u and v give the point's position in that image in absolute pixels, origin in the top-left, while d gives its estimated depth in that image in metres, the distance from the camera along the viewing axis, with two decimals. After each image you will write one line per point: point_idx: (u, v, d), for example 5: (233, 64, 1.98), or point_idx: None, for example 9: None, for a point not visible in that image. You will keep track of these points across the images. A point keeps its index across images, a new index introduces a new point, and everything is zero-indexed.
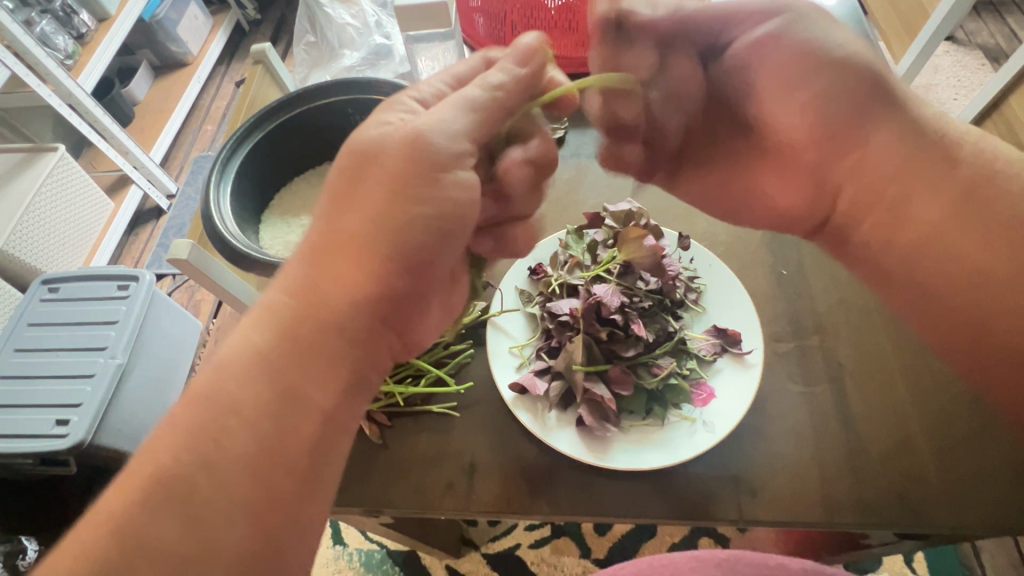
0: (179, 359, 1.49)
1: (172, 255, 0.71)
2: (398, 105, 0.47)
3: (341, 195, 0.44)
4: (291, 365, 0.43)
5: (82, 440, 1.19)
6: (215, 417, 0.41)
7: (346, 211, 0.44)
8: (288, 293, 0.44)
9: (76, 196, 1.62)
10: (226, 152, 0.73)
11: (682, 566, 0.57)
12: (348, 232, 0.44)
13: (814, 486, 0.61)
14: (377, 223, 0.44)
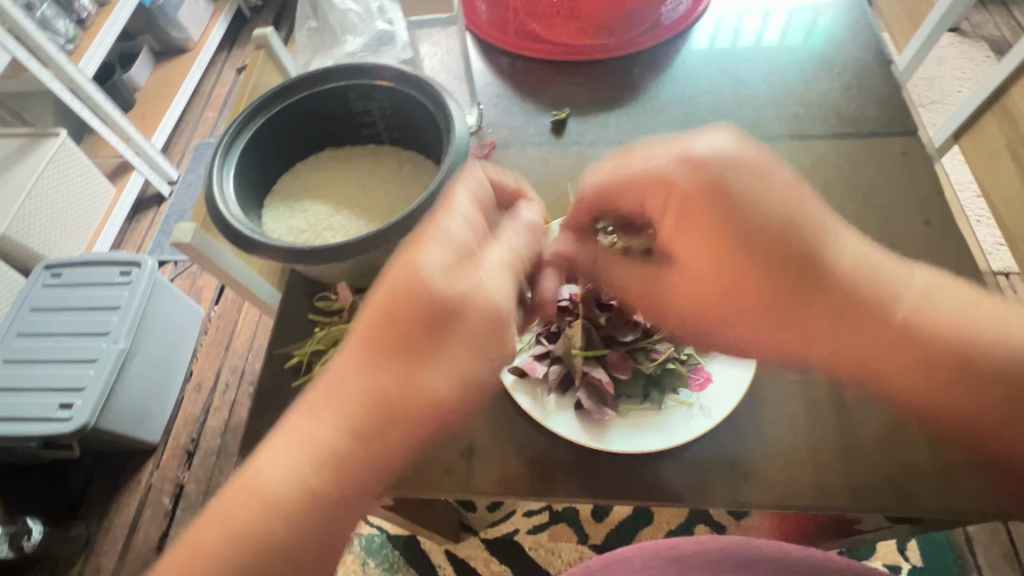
0: (180, 344, 1.50)
1: (175, 239, 0.72)
2: (446, 252, 0.45)
3: (399, 344, 0.45)
4: (340, 504, 0.46)
5: (85, 424, 1.20)
6: (257, 544, 0.44)
7: (405, 361, 0.45)
8: (337, 433, 0.45)
9: (78, 182, 1.62)
10: (229, 135, 0.74)
11: (685, 548, 0.58)
12: (407, 385, 0.45)
13: (808, 470, 0.62)
14: (433, 380, 0.46)
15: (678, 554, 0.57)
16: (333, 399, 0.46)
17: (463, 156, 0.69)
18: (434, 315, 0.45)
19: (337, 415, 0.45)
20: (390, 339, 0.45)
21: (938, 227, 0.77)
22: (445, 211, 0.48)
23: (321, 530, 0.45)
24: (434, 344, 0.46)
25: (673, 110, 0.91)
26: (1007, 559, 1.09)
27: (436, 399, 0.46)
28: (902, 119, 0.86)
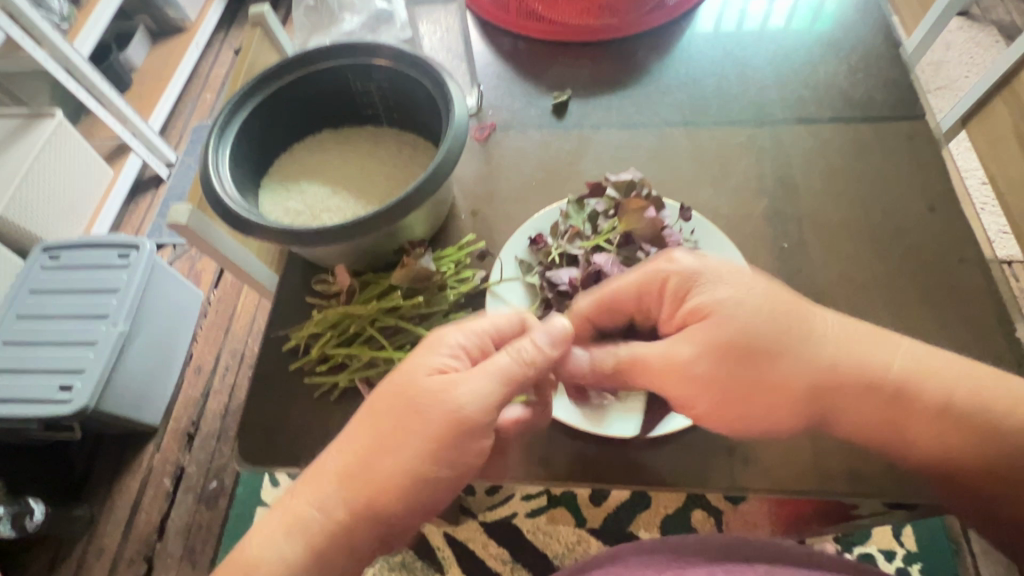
0: (180, 328, 1.50)
1: (172, 221, 0.72)
2: (436, 357, 0.53)
3: (378, 435, 0.50)
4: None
5: (86, 407, 1.21)
6: None
7: (382, 450, 0.50)
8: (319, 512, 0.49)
9: (75, 164, 1.61)
10: (225, 114, 0.73)
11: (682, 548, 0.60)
12: (378, 472, 0.49)
13: (807, 454, 0.62)
14: (402, 469, 0.49)
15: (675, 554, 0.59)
16: (320, 478, 0.51)
17: (462, 139, 0.68)
18: (408, 409, 0.50)
19: (323, 497, 0.50)
20: (375, 428, 0.51)
21: (944, 212, 0.76)
22: (455, 330, 0.55)
23: None
24: (407, 436, 0.50)
25: (677, 93, 0.89)
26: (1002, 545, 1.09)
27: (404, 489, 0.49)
28: (909, 103, 0.84)
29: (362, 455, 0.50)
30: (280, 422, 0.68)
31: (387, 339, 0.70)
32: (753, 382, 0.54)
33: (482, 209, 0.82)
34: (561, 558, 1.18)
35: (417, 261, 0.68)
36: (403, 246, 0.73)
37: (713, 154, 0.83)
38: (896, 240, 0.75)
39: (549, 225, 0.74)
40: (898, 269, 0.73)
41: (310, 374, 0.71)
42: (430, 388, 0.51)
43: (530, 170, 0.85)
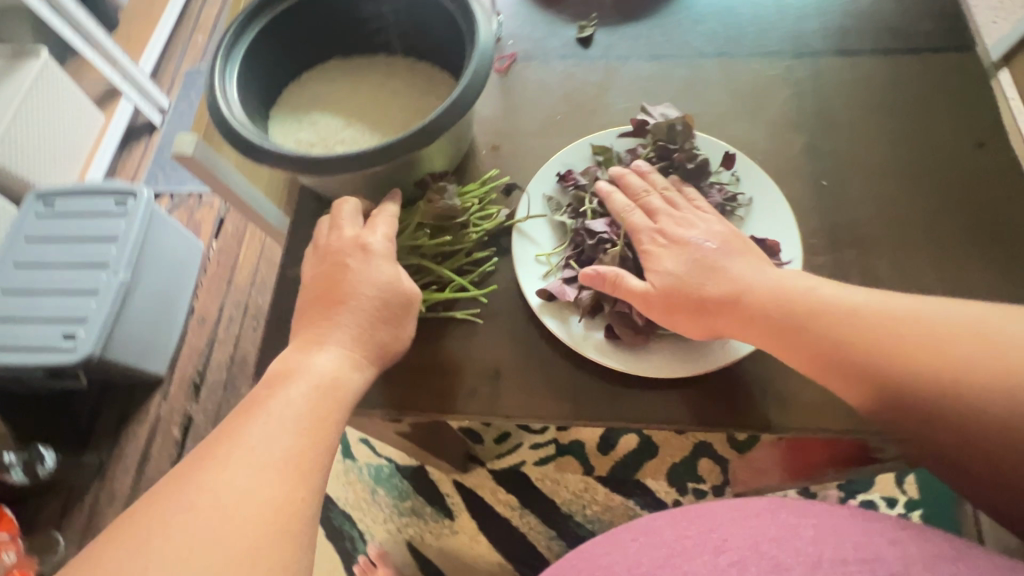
0: (182, 278, 1.47)
1: (177, 152, 0.68)
2: (383, 249, 0.57)
3: (325, 310, 0.54)
4: (334, 412, 0.49)
5: (91, 354, 1.19)
6: (255, 439, 0.44)
7: (349, 323, 0.54)
8: (316, 359, 0.51)
9: (65, 107, 1.54)
10: (230, 35, 0.68)
11: (721, 511, 0.62)
12: (351, 328, 0.53)
13: (844, 397, 0.61)
14: (380, 331, 0.55)
15: (715, 516, 0.62)
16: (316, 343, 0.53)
17: (488, 64, 0.63)
18: (379, 294, 0.55)
19: (304, 353, 0.52)
20: (324, 300, 0.55)
21: (991, 147, 0.72)
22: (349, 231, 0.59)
23: (324, 428, 0.48)
24: (381, 305, 0.55)
25: (709, 22, 0.83)
26: None
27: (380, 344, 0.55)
28: (957, 33, 0.79)
29: (320, 332, 0.53)
30: None
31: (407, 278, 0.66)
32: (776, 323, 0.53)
33: (504, 145, 0.78)
34: (568, 505, 1.19)
35: (443, 197, 0.63)
36: (423, 180, 0.68)
37: (746, 87, 0.79)
38: (941, 176, 0.71)
39: (579, 161, 0.70)
40: (939, 210, 0.70)
41: None
42: (384, 266, 0.56)
43: (554, 104, 0.80)
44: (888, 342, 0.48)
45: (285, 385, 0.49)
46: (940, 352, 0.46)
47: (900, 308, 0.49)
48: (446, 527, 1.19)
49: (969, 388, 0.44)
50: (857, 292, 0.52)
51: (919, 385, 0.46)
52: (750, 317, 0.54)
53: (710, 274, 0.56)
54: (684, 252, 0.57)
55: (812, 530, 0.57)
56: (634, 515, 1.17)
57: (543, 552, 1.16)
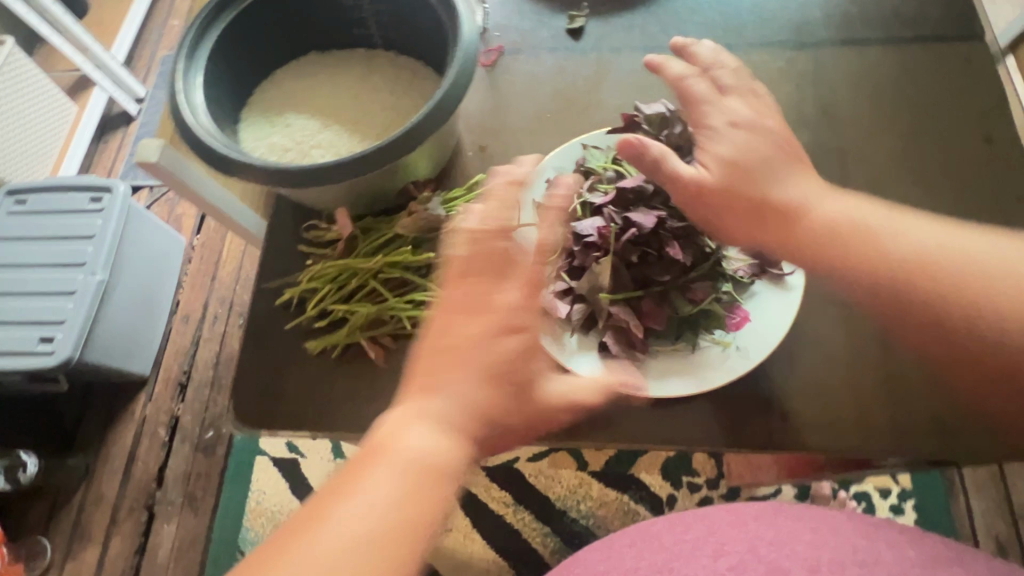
0: (163, 276, 1.42)
1: (141, 159, 0.63)
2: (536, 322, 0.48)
3: (447, 368, 0.45)
4: (429, 508, 0.42)
5: (70, 358, 1.14)
6: (335, 550, 0.39)
7: (483, 410, 0.45)
8: (407, 435, 0.43)
9: (34, 98, 1.47)
10: (192, 34, 0.63)
11: (717, 515, 0.57)
12: (469, 404, 0.45)
13: (850, 411, 0.58)
14: (513, 423, 0.46)
15: (712, 521, 0.56)
16: (430, 409, 0.45)
17: (471, 65, 0.59)
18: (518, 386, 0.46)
19: (399, 419, 0.44)
20: (451, 356, 0.45)
21: (1001, 144, 0.69)
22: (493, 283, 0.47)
23: (410, 536, 0.41)
24: (514, 381, 0.46)
25: (707, 10, 0.79)
26: (993, 479, 1.07)
27: (503, 437, 0.47)
28: (967, 21, 0.75)
29: (439, 391, 0.45)
30: (278, 381, 0.62)
31: (390, 291, 0.62)
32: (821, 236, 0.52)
33: (491, 145, 0.74)
34: (562, 500, 1.17)
35: (426, 208, 0.61)
36: (405, 188, 0.65)
37: (747, 81, 0.75)
38: (950, 174, 0.68)
39: (572, 164, 0.66)
40: (948, 210, 0.67)
41: (307, 333, 0.64)
42: (535, 360, 0.47)
43: (543, 100, 0.76)
44: (949, 272, 0.47)
45: (383, 467, 0.43)
46: (999, 293, 0.45)
47: (987, 252, 0.48)
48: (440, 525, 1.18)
49: (1011, 322, 0.45)
50: (948, 234, 0.50)
51: (955, 313, 0.46)
52: (801, 226, 0.53)
53: (761, 172, 0.54)
54: (749, 134, 0.56)
55: (812, 533, 0.53)
56: (629, 509, 1.15)
57: (539, 548, 1.14)
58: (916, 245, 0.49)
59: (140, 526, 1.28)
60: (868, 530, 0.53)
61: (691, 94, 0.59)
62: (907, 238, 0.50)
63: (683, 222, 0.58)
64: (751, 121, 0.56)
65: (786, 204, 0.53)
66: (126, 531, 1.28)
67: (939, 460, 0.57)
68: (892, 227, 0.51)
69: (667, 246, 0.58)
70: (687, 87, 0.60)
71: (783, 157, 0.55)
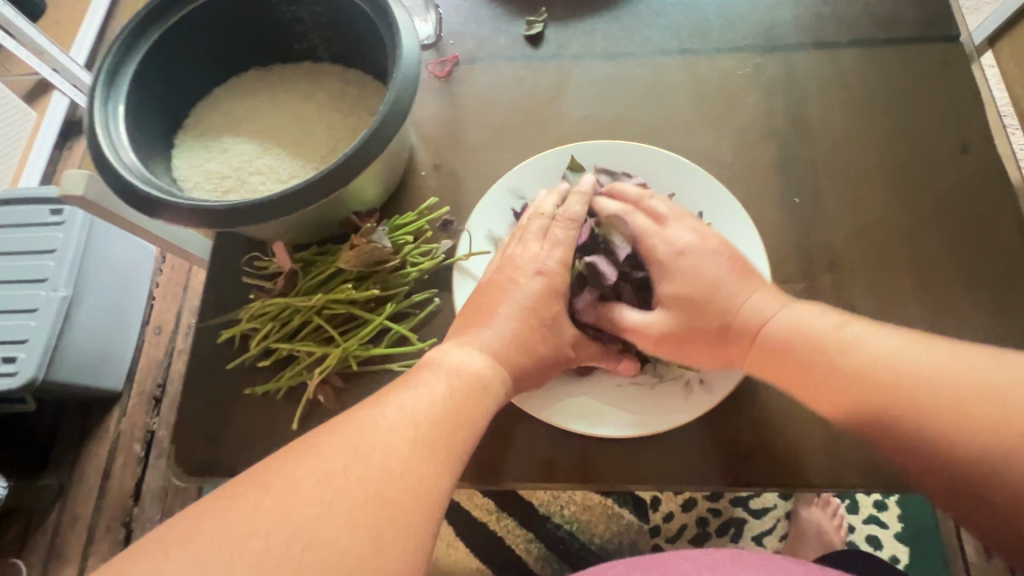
0: (129, 300, 1.16)
1: (65, 191, 0.58)
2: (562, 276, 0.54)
3: (483, 306, 0.51)
4: (471, 408, 0.44)
5: (35, 379, 0.94)
6: (388, 421, 0.40)
7: (518, 340, 0.50)
8: (453, 351, 0.48)
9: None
10: (112, 58, 0.58)
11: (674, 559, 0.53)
12: (507, 331, 0.50)
13: (818, 446, 0.57)
14: (540, 358, 0.51)
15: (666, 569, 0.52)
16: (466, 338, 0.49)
17: (412, 88, 0.55)
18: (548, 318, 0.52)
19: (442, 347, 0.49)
20: (494, 299, 0.52)
21: (976, 153, 0.66)
22: (518, 246, 0.55)
23: (454, 429, 0.42)
24: (540, 317, 0.51)
25: (674, 13, 0.75)
26: None
27: (533, 375, 0.51)
28: (942, 21, 0.72)
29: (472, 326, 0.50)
30: (224, 423, 0.60)
31: (336, 328, 0.59)
32: (792, 371, 0.48)
33: (446, 163, 0.70)
34: (546, 505, 0.99)
35: (369, 240, 0.57)
36: (348, 218, 0.62)
37: (714, 88, 0.71)
38: (926, 186, 0.65)
39: (531, 189, 0.64)
40: (923, 227, 0.64)
41: (252, 374, 0.61)
42: (559, 303, 0.53)
43: (500, 113, 0.72)
44: (912, 403, 0.41)
45: (434, 365, 0.46)
46: (988, 430, 0.37)
47: (978, 371, 0.39)
48: None
49: (993, 462, 0.37)
50: (938, 349, 0.42)
51: (925, 446, 0.40)
52: (766, 353, 0.49)
53: (713, 300, 0.51)
54: (698, 258, 0.52)
55: None
56: (615, 514, 0.97)
57: (524, 558, 0.97)
58: (881, 369, 0.43)
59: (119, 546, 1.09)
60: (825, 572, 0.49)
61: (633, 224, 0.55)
62: (871, 359, 0.43)
63: (640, 272, 0.56)
64: (700, 245, 0.53)
65: (747, 330, 0.50)
66: (102, 552, 1.09)
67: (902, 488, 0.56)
68: (853, 344, 0.45)
69: (625, 297, 0.56)
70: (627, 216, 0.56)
71: (739, 280, 0.51)
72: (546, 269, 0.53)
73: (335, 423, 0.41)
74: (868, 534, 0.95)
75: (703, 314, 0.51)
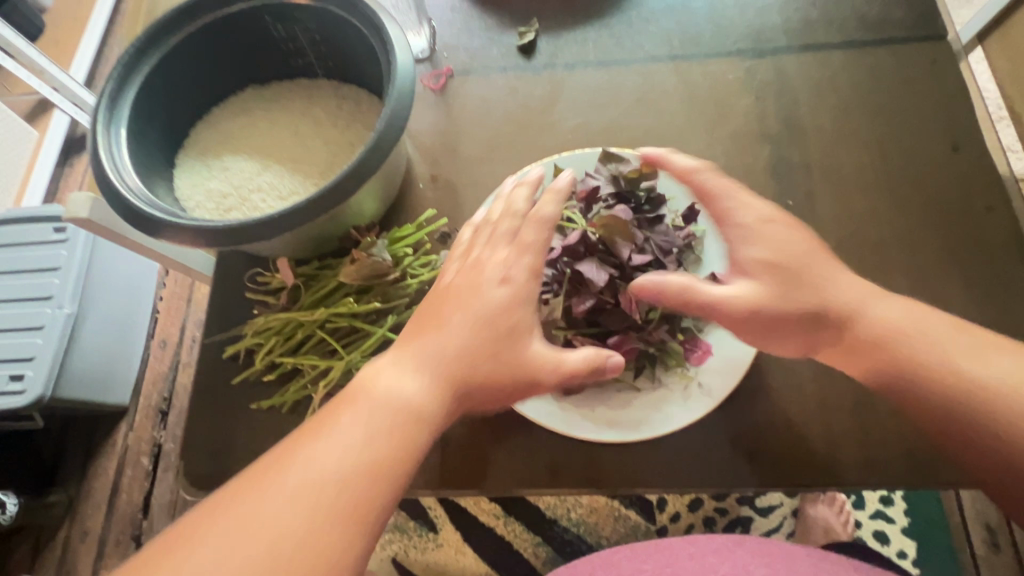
0: (134, 315, 1.17)
1: (70, 213, 0.59)
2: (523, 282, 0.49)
3: (434, 314, 0.48)
4: (391, 452, 0.40)
5: (43, 398, 0.94)
6: (286, 485, 0.37)
7: (456, 364, 0.46)
8: (388, 377, 0.44)
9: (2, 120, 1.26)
10: (113, 81, 0.59)
11: (679, 545, 0.55)
12: (451, 351, 0.46)
13: (819, 447, 0.58)
14: (492, 375, 0.47)
15: (674, 556, 0.54)
16: (402, 360, 0.45)
17: (407, 102, 0.56)
18: (496, 332, 0.47)
19: (378, 370, 0.45)
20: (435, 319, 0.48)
21: (968, 152, 0.67)
22: (488, 249, 0.52)
23: (364, 482, 0.39)
24: (498, 329, 0.47)
25: (664, 20, 0.76)
26: None
27: (491, 390, 0.47)
28: (930, 21, 0.73)
29: (411, 347, 0.46)
30: (232, 437, 0.61)
31: (339, 341, 0.60)
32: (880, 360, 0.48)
33: (443, 174, 0.71)
34: (552, 508, 0.99)
35: (369, 254, 0.58)
36: (349, 232, 0.63)
37: (706, 94, 0.72)
38: (919, 186, 0.66)
39: None
40: (917, 226, 0.65)
41: (257, 389, 0.62)
42: (528, 314, 0.49)
43: (495, 123, 0.73)
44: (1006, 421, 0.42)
45: (362, 394, 0.43)
46: None
47: None
48: (429, 541, 1.00)
49: None
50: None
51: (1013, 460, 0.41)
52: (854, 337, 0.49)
53: (805, 278, 0.50)
54: (787, 233, 0.51)
55: (766, 569, 0.51)
56: (623, 516, 0.98)
57: (531, 561, 0.97)
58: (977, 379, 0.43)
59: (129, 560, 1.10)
60: (820, 558, 0.52)
61: (714, 180, 0.55)
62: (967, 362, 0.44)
63: (639, 272, 0.56)
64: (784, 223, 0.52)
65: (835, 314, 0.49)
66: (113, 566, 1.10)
67: (900, 483, 0.57)
68: (939, 346, 0.46)
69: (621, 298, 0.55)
70: (704, 176, 0.56)
71: (827, 261, 0.51)
72: (513, 277, 0.49)
73: (229, 487, 0.38)
74: (875, 530, 0.95)
75: (803, 289, 0.49)
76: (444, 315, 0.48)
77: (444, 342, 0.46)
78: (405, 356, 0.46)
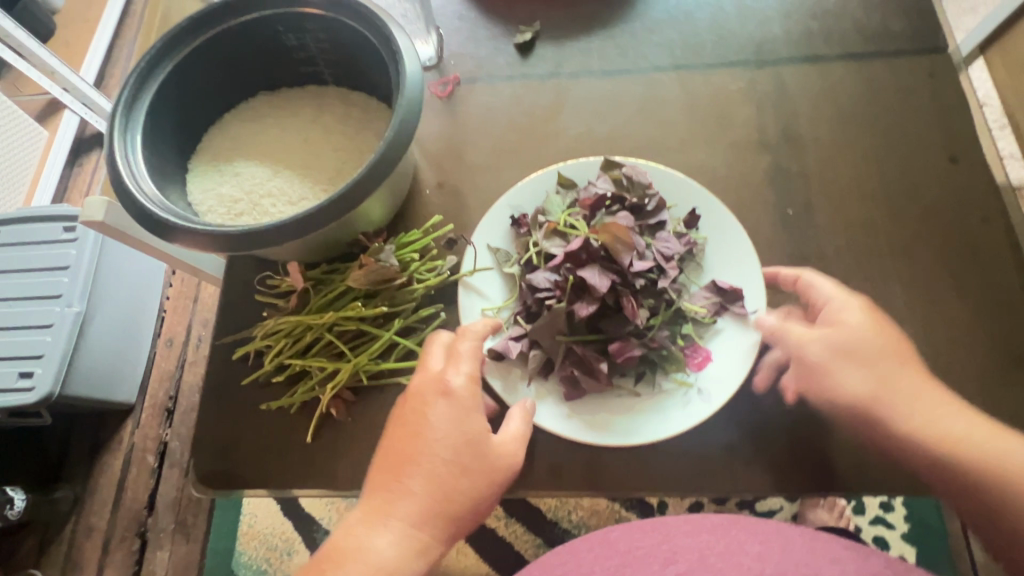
0: (142, 315, 1.19)
1: (85, 217, 0.61)
2: (469, 395, 0.50)
3: (397, 456, 0.48)
4: None
5: (51, 395, 0.96)
6: None
7: (429, 499, 0.47)
8: (367, 534, 0.45)
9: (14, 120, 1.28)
10: (129, 89, 0.61)
11: (676, 525, 0.51)
12: (421, 487, 0.47)
13: (815, 454, 0.59)
14: (468, 495, 0.48)
15: (669, 536, 0.51)
16: (375, 512, 0.46)
17: (416, 112, 0.57)
18: (462, 453, 0.48)
19: (358, 528, 0.46)
20: (397, 458, 0.48)
21: (965, 165, 0.68)
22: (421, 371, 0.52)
23: None
24: (462, 450, 0.48)
25: (666, 30, 0.77)
26: None
27: (474, 505, 0.49)
28: (929, 33, 0.74)
29: (383, 496, 0.47)
30: (240, 438, 0.62)
31: (347, 344, 0.62)
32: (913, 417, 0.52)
33: (449, 181, 0.72)
34: (553, 510, 1.00)
35: (377, 259, 0.59)
36: (358, 238, 0.64)
37: (707, 104, 0.73)
38: (916, 198, 0.67)
39: (532, 203, 0.65)
40: (914, 237, 0.66)
41: (266, 390, 0.63)
42: (479, 419, 0.50)
43: (499, 131, 0.74)
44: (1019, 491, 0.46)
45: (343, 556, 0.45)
46: None
47: None
48: None
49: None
50: None
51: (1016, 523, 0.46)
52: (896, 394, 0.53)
53: (875, 345, 0.54)
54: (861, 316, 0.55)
55: (759, 546, 0.48)
56: (623, 518, 0.99)
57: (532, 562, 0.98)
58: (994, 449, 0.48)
59: (133, 556, 1.11)
60: (815, 537, 0.50)
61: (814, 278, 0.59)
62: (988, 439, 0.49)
63: (641, 280, 0.57)
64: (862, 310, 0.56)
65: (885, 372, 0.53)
66: (118, 562, 1.12)
67: (902, 490, 0.57)
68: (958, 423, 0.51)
69: (624, 304, 0.56)
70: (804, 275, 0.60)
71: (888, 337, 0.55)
72: (451, 390, 0.50)
73: None
74: (875, 536, 0.95)
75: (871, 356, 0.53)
76: (406, 452, 0.48)
77: (412, 483, 0.47)
78: (379, 503, 0.47)
